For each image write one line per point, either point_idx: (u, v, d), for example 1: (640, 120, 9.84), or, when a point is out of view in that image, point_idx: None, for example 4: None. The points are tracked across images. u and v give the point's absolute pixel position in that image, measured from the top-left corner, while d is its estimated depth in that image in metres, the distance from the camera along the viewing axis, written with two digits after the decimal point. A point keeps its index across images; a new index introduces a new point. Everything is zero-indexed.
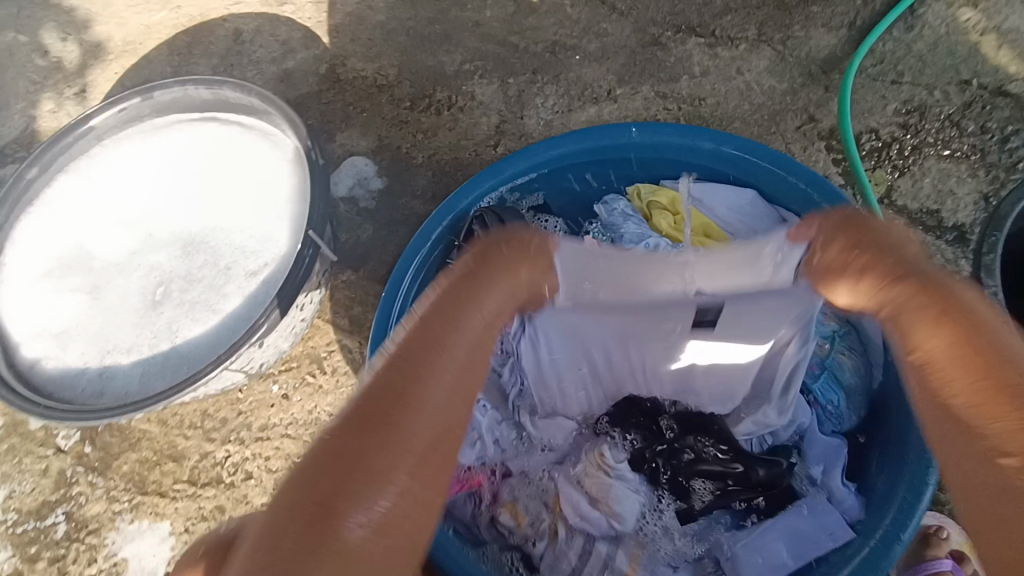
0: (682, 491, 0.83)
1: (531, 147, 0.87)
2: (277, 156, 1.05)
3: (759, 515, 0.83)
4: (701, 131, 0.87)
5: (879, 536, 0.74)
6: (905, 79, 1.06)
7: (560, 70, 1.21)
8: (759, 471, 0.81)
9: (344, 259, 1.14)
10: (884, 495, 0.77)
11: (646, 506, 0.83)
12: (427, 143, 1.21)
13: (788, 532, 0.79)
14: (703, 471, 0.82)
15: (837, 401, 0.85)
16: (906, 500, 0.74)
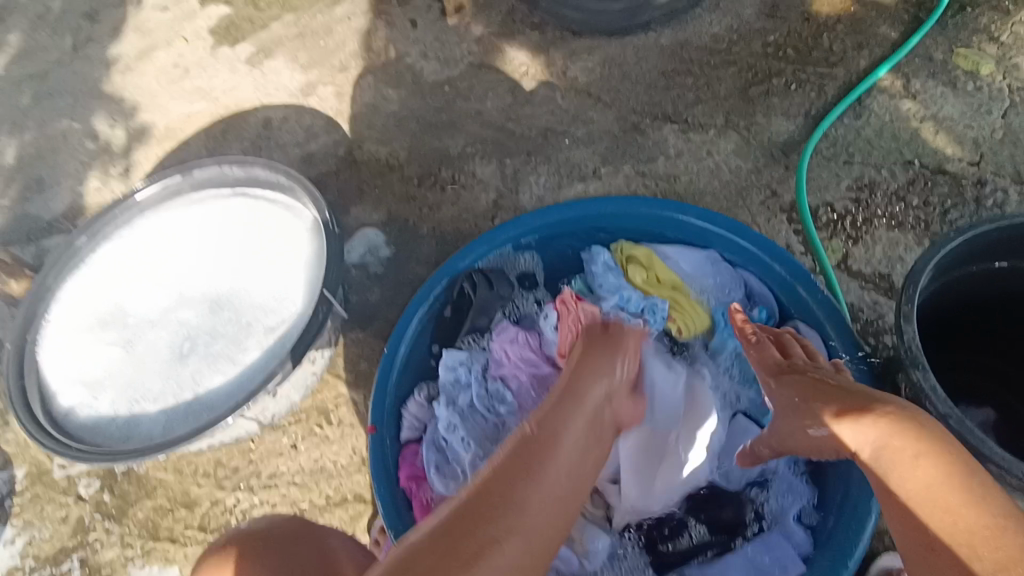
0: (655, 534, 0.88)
1: (518, 219, 0.96)
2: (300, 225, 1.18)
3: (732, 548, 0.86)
4: (665, 201, 0.95)
5: (830, 561, 0.79)
6: (856, 159, 1.20)
7: (551, 152, 1.36)
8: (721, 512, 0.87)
9: (353, 318, 1.25)
10: (833, 537, 0.81)
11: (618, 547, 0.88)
12: (431, 215, 1.35)
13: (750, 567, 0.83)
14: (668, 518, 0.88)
15: None
16: (842, 547, 0.79)
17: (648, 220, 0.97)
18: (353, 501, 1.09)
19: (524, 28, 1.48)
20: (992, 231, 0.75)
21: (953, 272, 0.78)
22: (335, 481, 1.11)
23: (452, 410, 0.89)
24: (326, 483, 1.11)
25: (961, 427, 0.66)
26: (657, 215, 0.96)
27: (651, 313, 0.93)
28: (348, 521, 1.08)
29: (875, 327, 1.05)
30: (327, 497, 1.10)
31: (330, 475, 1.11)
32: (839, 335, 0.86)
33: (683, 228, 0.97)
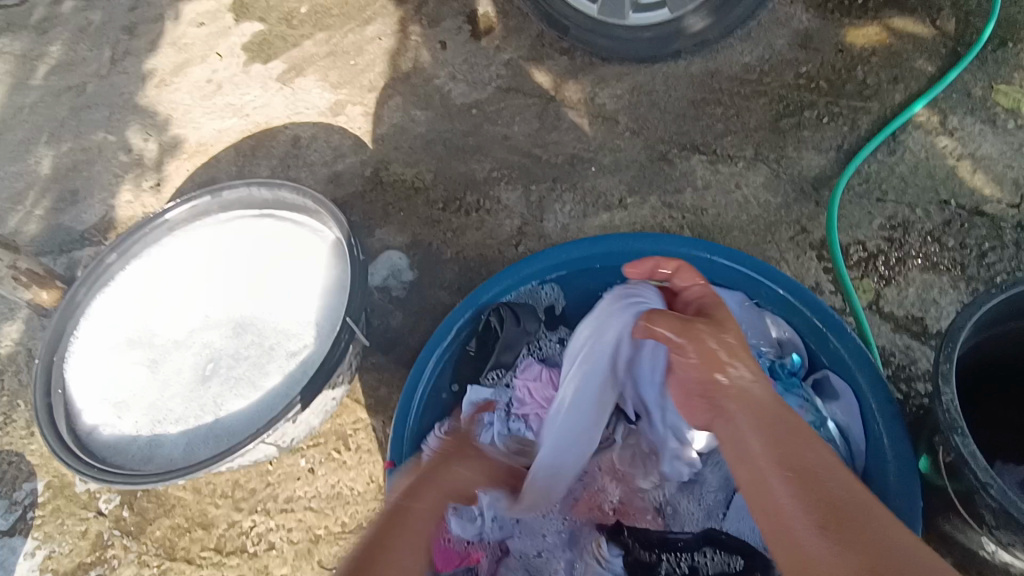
0: None
1: (545, 252, 0.96)
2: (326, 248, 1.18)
3: None
4: (695, 242, 0.93)
5: None
6: (889, 197, 1.18)
7: (577, 180, 1.35)
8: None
9: (375, 343, 1.25)
10: None
11: None
12: (456, 240, 1.34)
13: None
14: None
15: None
16: None
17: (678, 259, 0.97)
18: (368, 530, 1.09)
19: (553, 52, 1.47)
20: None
21: (987, 328, 0.76)
22: (351, 508, 1.11)
23: (472, 448, 0.88)
24: (342, 510, 1.11)
25: (1003, 498, 0.63)
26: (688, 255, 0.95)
27: None
28: None
29: (907, 372, 1.03)
30: (343, 524, 1.10)
31: (347, 502, 1.11)
32: (873, 388, 0.84)
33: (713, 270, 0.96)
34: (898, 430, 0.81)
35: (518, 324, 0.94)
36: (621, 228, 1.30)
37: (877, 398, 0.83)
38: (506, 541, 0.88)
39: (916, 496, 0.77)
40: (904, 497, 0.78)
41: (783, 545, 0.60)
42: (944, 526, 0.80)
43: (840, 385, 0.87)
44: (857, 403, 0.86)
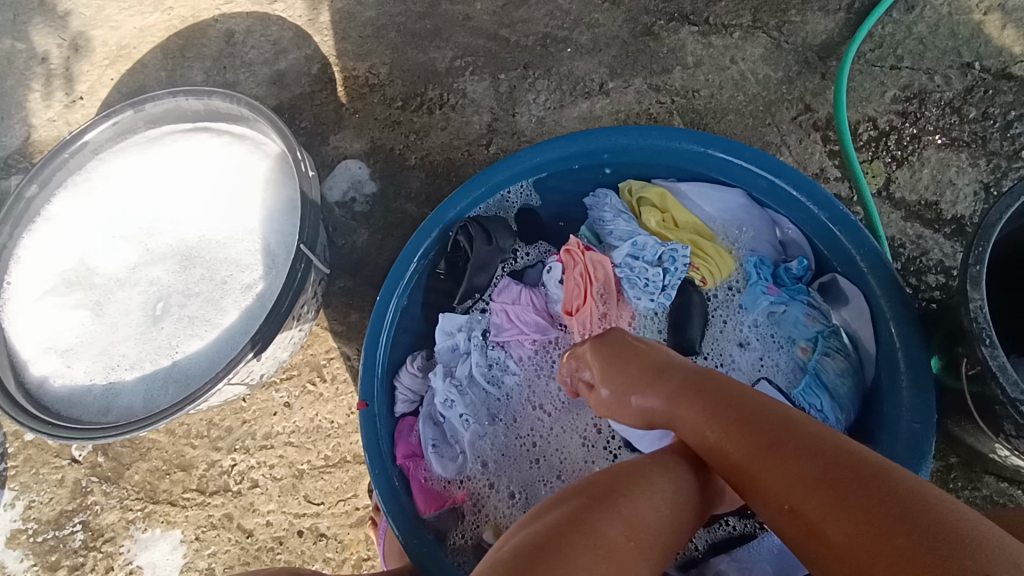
0: None
1: (517, 154, 0.82)
2: (273, 165, 1.05)
3: (752, 526, 0.81)
4: (690, 133, 0.80)
5: None
6: (904, 64, 1.04)
7: (551, 64, 1.19)
8: None
9: (340, 265, 1.15)
10: None
11: None
12: (419, 144, 1.20)
13: (772, 552, 0.77)
14: None
15: (821, 406, 0.74)
16: None
17: (671, 156, 0.83)
18: (352, 462, 1.05)
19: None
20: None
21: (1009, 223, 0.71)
22: (333, 440, 1.06)
23: (449, 383, 0.82)
24: (324, 444, 1.07)
25: None
26: (683, 151, 0.82)
27: (670, 262, 0.80)
28: (349, 482, 1.05)
29: (917, 265, 0.95)
30: (326, 457, 1.06)
31: (328, 435, 1.06)
32: (886, 293, 0.73)
33: (710, 164, 0.82)
34: (914, 338, 0.71)
35: (490, 242, 0.84)
36: (602, 117, 1.15)
37: (890, 302, 0.73)
38: (496, 477, 0.81)
39: (933, 408, 0.69)
40: (918, 410, 0.69)
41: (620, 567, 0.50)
42: (953, 430, 0.77)
43: (850, 286, 0.77)
44: (869, 311, 0.75)
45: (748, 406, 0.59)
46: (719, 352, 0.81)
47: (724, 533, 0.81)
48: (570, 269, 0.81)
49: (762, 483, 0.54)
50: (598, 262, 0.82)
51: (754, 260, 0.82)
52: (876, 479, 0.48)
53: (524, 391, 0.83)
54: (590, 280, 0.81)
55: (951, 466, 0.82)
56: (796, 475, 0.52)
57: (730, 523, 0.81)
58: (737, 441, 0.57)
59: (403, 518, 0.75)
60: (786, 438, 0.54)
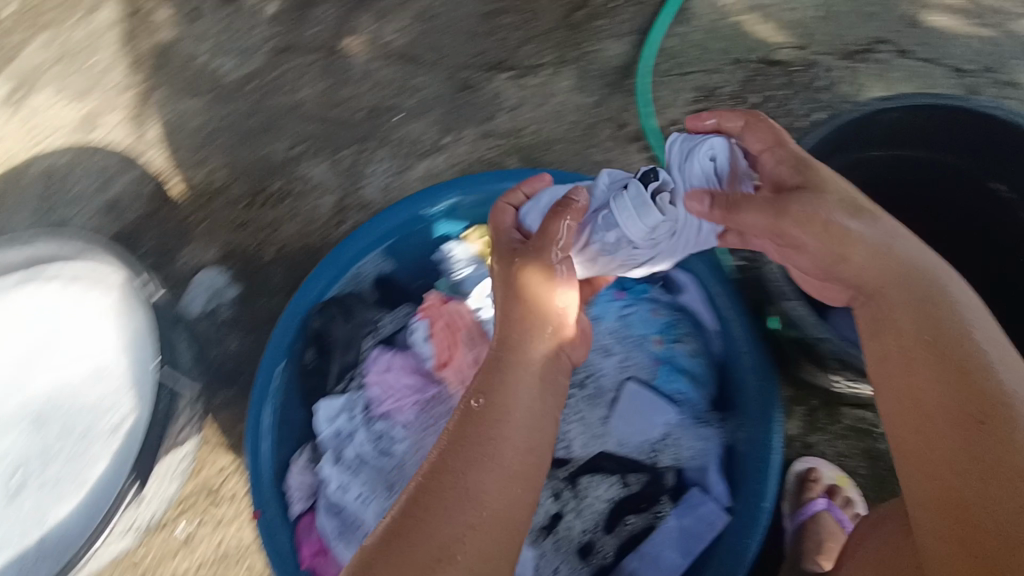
0: (582, 534, 0.81)
1: (360, 230, 0.84)
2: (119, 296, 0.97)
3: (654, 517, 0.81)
4: (515, 175, 0.86)
5: (747, 511, 0.74)
6: (691, 69, 1.16)
7: (385, 133, 1.23)
8: (654, 488, 0.82)
9: (215, 378, 1.10)
10: (744, 480, 0.77)
11: (543, 559, 0.80)
12: (273, 237, 1.19)
13: (676, 537, 0.78)
14: (597, 511, 0.82)
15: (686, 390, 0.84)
16: (756, 489, 0.74)
17: (503, 198, 0.89)
18: None
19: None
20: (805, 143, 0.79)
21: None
22: (246, 562, 1.00)
23: (341, 468, 0.81)
24: (236, 568, 1.00)
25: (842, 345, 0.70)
26: (513, 192, 0.88)
27: None
28: None
29: None
30: None
31: (239, 558, 1.00)
32: (711, 270, 0.81)
33: None
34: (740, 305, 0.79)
35: (349, 320, 0.86)
36: (444, 172, 1.19)
37: (716, 279, 0.80)
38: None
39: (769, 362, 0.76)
40: (759, 367, 0.76)
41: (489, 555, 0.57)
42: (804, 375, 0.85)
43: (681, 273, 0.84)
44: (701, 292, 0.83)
45: (920, 296, 0.61)
46: (587, 366, 0.86)
47: (627, 532, 0.81)
48: (433, 324, 0.85)
49: (916, 365, 0.59)
50: (457, 312, 0.85)
51: None
52: (990, 419, 0.53)
53: (413, 452, 0.81)
54: (455, 330, 0.84)
55: (816, 407, 0.90)
56: (930, 384, 0.57)
57: (631, 520, 0.82)
58: (905, 322, 0.61)
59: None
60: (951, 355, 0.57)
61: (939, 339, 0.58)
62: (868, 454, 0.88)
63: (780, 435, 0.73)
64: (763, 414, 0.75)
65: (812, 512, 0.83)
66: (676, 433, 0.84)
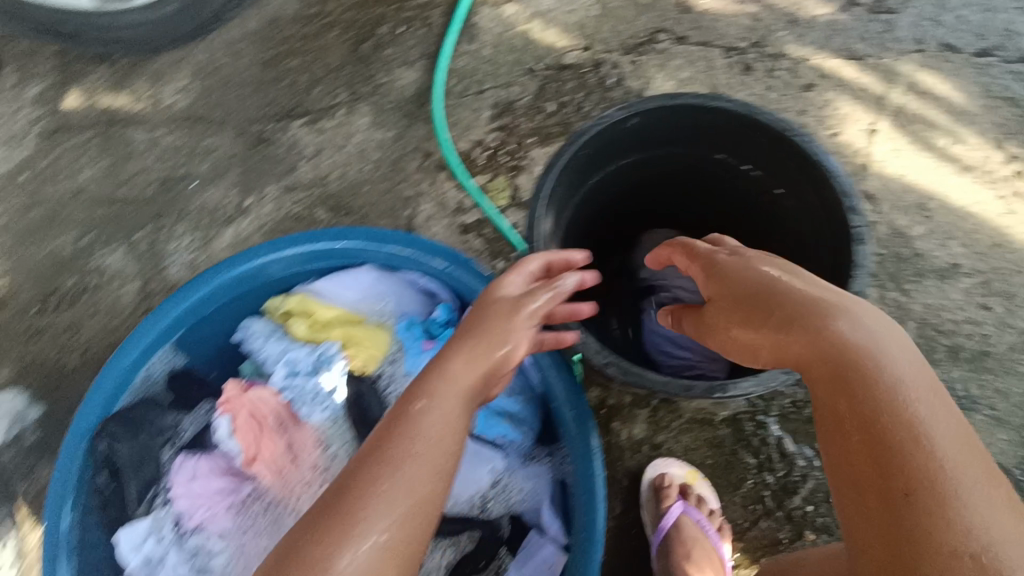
0: None
1: (129, 336, 0.75)
2: None
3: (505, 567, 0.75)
4: (293, 240, 0.79)
5: (578, 549, 0.68)
6: (486, 87, 1.15)
7: (182, 205, 1.14)
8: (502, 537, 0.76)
9: (33, 512, 0.99)
10: (574, 516, 0.71)
11: None
12: (73, 341, 1.08)
13: None
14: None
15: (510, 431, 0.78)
16: (585, 527, 0.68)
17: (291, 265, 0.82)
18: None
19: (89, 64, 1.22)
20: (566, 152, 0.70)
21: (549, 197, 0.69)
22: None
23: None
24: None
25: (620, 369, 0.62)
26: (297, 257, 0.81)
27: (327, 363, 0.80)
28: None
29: None
30: None
31: None
32: None
33: (329, 256, 0.82)
34: None
35: (137, 435, 0.77)
36: (252, 235, 1.11)
37: None
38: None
39: (578, 390, 0.72)
40: (570, 397, 0.72)
41: (419, 515, 0.51)
42: None
43: None
44: None
45: (769, 312, 0.53)
46: None
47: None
48: (237, 417, 0.77)
49: (839, 364, 0.48)
50: (261, 397, 0.78)
51: (404, 323, 0.83)
52: (883, 456, 0.44)
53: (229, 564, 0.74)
54: (260, 419, 0.77)
55: (656, 407, 0.90)
56: (828, 378, 0.48)
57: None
58: (764, 329, 0.54)
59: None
60: (837, 369, 0.48)
61: (750, 301, 0.55)
62: (712, 443, 0.89)
63: (599, 466, 0.68)
64: (582, 446, 0.70)
65: (672, 521, 0.82)
66: (509, 475, 0.77)
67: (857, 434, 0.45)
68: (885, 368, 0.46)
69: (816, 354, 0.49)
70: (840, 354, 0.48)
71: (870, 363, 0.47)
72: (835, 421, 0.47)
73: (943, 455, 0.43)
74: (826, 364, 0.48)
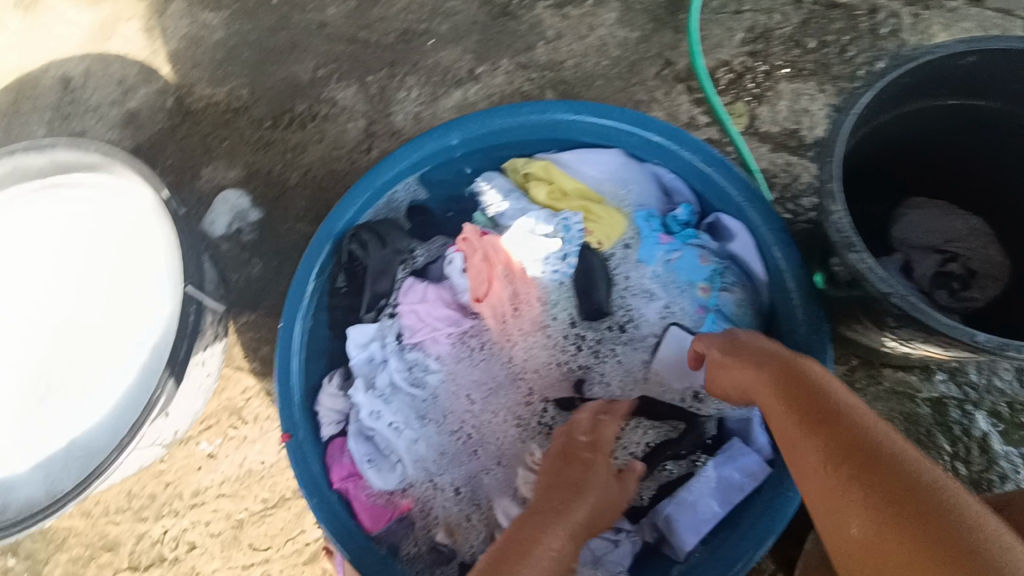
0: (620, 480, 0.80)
1: (396, 154, 0.82)
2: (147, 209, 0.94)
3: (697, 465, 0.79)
4: (562, 105, 0.82)
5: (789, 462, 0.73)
6: (745, 8, 1.09)
7: (417, 59, 1.17)
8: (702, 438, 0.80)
9: (238, 301, 1.09)
10: None
11: None
12: (297, 161, 1.15)
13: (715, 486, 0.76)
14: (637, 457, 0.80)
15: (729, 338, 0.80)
16: None
17: (547, 130, 0.85)
18: (293, 498, 0.97)
19: None
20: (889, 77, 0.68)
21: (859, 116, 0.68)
22: (268, 481, 0.98)
23: (372, 394, 0.80)
24: (259, 487, 0.98)
25: (904, 302, 0.63)
26: (556, 124, 0.84)
27: (565, 231, 0.83)
28: (294, 519, 0.97)
29: (791, 190, 1.00)
30: (263, 501, 0.98)
31: (261, 478, 0.98)
32: (766, 220, 0.78)
33: (585, 131, 0.84)
34: (794, 258, 0.76)
35: (385, 246, 0.83)
36: (478, 103, 1.14)
37: (771, 229, 0.77)
38: (433, 483, 0.80)
39: (822, 318, 0.74)
40: (812, 324, 0.74)
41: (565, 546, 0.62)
42: (849, 336, 0.84)
43: (729, 220, 0.81)
44: (752, 238, 0.80)
45: (794, 382, 0.60)
46: (627, 308, 0.85)
47: (665, 479, 0.80)
48: (471, 256, 0.83)
49: (840, 421, 0.54)
50: (496, 244, 0.83)
51: (643, 213, 0.86)
52: (902, 498, 0.47)
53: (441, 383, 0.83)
54: (492, 263, 0.83)
55: (855, 367, 0.89)
56: (825, 456, 0.53)
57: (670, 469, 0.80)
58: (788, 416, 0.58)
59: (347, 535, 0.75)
60: (838, 433, 0.53)
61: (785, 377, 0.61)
62: (908, 418, 0.87)
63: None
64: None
65: None
66: None
67: (875, 483, 0.49)
68: (876, 432, 0.52)
69: (819, 414, 0.56)
70: (820, 401, 0.57)
71: (853, 415, 0.55)
72: (813, 474, 0.53)
73: (952, 497, 0.46)
74: (814, 422, 0.56)
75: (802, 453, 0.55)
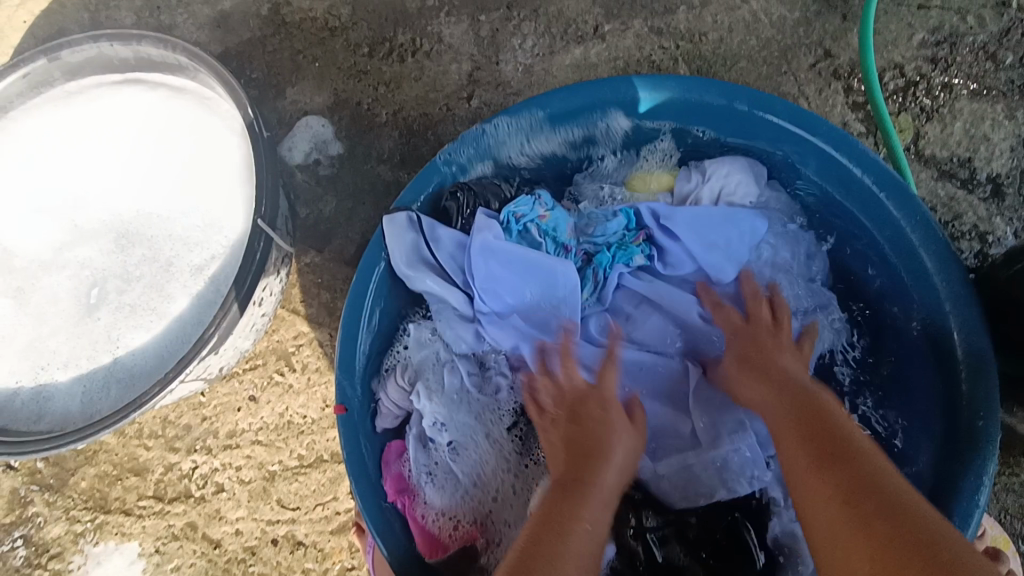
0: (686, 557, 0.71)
1: (510, 110, 0.74)
2: (232, 128, 0.89)
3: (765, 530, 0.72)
4: (714, 87, 0.73)
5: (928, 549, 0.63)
6: (934, 3, 0.91)
7: (539, 4, 1.04)
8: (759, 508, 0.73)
9: (305, 239, 1.01)
10: None
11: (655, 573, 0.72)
12: (391, 97, 1.05)
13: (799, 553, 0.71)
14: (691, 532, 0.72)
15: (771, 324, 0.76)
16: None
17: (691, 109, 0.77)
18: (331, 461, 0.92)
19: None
20: None
21: None
22: (307, 438, 0.93)
23: (433, 402, 0.74)
24: (296, 441, 0.93)
25: None
26: (704, 105, 0.75)
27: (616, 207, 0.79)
28: (328, 484, 0.91)
29: (951, 231, 0.85)
30: (300, 457, 0.92)
31: (301, 432, 0.93)
32: (939, 267, 0.68)
33: (732, 119, 0.76)
34: (973, 319, 0.66)
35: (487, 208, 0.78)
36: (598, 65, 1.01)
37: (944, 279, 0.68)
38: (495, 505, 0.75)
39: (995, 402, 0.64)
40: (981, 404, 0.64)
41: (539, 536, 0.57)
42: None
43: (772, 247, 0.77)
44: (913, 281, 0.71)
45: (809, 404, 0.62)
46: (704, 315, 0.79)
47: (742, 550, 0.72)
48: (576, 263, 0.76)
49: (840, 447, 0.56)
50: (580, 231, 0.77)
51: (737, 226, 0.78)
52: (903, 524, 0.48)
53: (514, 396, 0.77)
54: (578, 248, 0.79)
55: None
56: (830, 482, 0.54)
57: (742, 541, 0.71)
58: (792, 433, 0.60)
59: (401, 553, 0.71)
60: (838, 452, 0.56)
61: (794, 397, 0.63)
62: None
63: (988, 495, 0.62)
64: (969, 461, 0.64)
65: None
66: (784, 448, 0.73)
67: (878, 505, 0.50)
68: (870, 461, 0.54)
69: (819, 439, 0.58)
70: (828, 432, 0.58)
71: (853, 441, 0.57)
72: (813, 492, 0.55)
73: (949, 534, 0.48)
74: (815, 447, 0.57)
75: (806, 480, 0.56)
